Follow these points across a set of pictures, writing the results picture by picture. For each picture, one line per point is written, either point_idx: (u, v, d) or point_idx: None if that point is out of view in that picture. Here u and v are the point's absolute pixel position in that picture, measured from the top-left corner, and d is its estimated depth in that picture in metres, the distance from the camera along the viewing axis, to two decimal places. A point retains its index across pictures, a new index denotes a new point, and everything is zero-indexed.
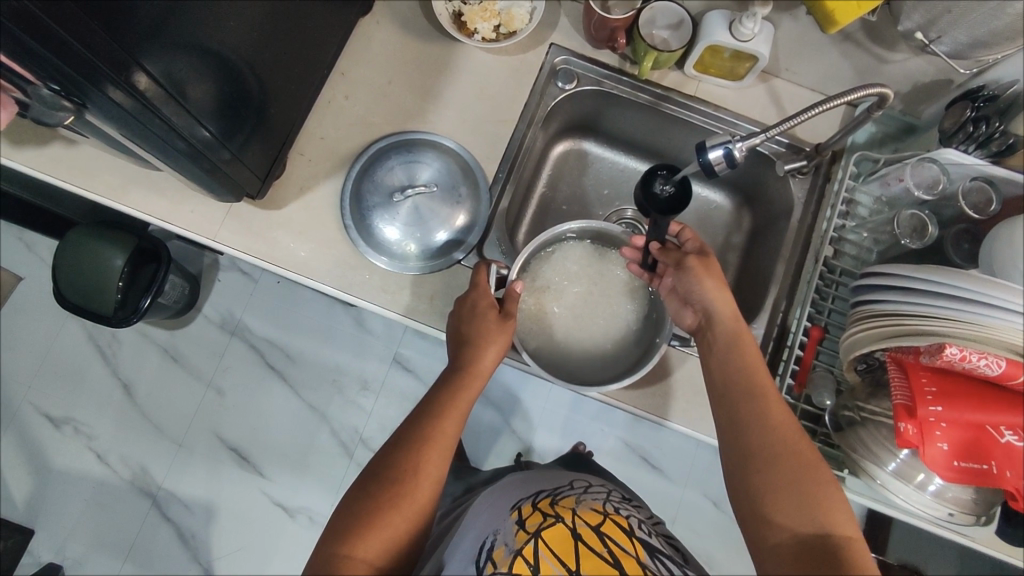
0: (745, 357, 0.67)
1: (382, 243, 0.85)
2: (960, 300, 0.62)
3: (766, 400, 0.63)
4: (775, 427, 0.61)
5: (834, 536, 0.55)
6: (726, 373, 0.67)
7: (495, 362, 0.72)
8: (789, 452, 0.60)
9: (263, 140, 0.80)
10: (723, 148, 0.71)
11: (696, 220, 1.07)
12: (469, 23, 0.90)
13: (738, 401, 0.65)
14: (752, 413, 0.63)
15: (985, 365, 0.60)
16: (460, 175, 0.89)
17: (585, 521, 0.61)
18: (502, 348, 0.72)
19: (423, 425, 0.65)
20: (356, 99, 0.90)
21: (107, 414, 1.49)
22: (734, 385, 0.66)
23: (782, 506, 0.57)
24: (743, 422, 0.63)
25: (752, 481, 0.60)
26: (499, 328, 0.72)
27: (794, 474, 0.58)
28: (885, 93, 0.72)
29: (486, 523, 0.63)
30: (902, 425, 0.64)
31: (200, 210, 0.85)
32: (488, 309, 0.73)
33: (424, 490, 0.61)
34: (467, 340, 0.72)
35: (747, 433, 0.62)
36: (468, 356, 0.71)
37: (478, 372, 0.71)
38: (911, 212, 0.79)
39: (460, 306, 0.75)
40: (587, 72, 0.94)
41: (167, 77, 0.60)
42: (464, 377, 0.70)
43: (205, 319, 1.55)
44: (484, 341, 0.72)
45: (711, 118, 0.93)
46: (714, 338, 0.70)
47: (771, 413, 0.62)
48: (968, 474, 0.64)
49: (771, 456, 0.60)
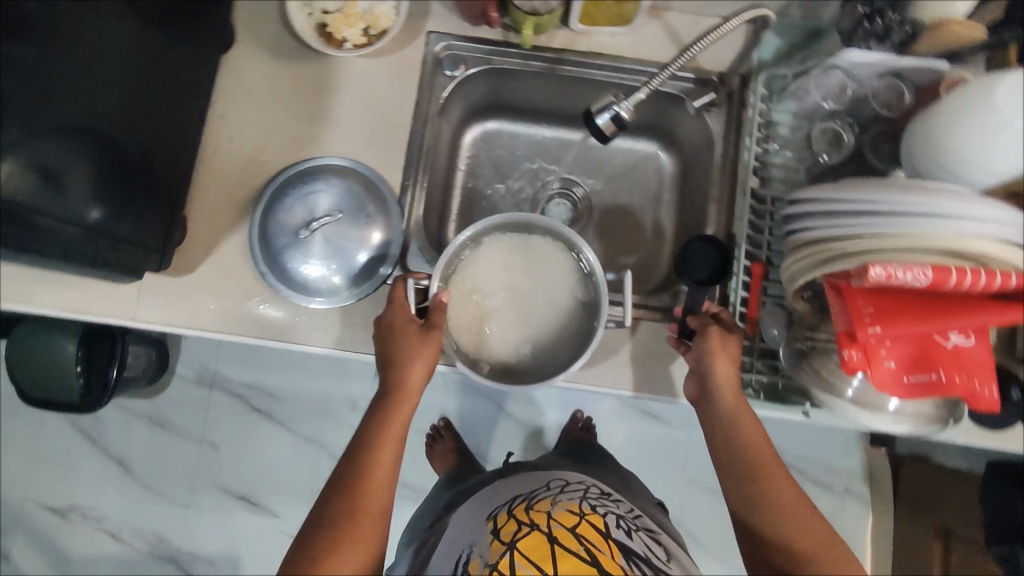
0: (746, 434, 0.68)
1: (304, 283, 0.82)
2: (892, 215, 0.61)
3: (777, 478, 0.65)
4: (790, 509, 0.64)
5: None
6: (732, 451, 0.68)
7: (425, 375, 0.70)
8: (802, 530, 0.63)
9: (162, 212, 0.79)
10: (609, 112, 0.70)
11: (625, 174, 1.02)
12: (336, 32, 0.85)
13: (745, 479, 0.66)
14: (766, 496, 0.65)
15: (912, 278, 0.57)
16: (364, 194, 0.84)
17: (561, 523, 0.61)
18: (429, 362, 0.70)
19: (359, 457, 0.65)
20: (240, 140, 0.86)
21: (110, 493, 1.52)
22: (743, 463, 0.67)
23: None
24: (756, 503, 0.65)
25: (776, 559, 0.63)
26: (422, 342, 0.70)
27: (807, 557, 0.61)
28: (768, 15, 0.72)
29: (463, 537, 0.65)
30: (847, 353, 0.62)
31: (111, 292, 0.82)
32: (407, 325, 0.71)
33: (367, 530, 0.61)
34: (390, 360, 0.70)
35: (766, 510, 0.64)
36: (393, 377, 0.69)
37: (410, 390, 0.69)
38: (825, 126, 0.80)
39: (380, 327, 0.73)
40: (473, 53, 0.89)
41: (37, 167, 0.63)
42: (393, 399, 0.68)
43: (180, 378, 1.56)
44: (408, 359, 0.69)
45: (611, 70, 0.89)
46: (716, 412, 0.70)
47: (782, 495, 0.65)
48: (920, 388, 0.62)
49: (791, 539, 0.62)
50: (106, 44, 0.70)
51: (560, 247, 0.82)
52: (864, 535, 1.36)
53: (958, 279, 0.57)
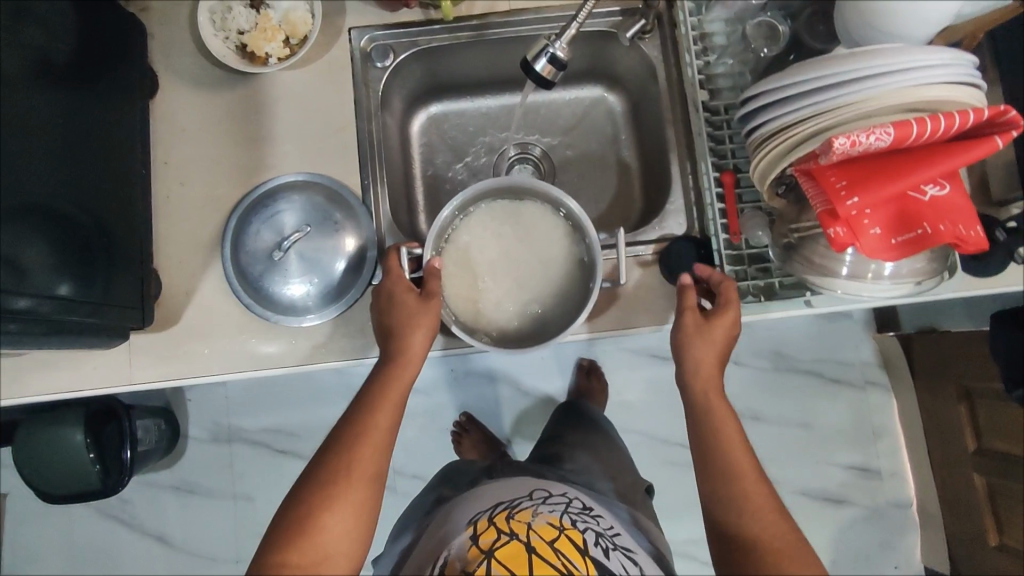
0: (714, 404, 0.67)
1: (291, 305, 0.82)
2: (844, 86, 0.62)
3: (741, 452, 0.64)
4: (751, 480, 0.62)
5: None
6: (700, 419, 0.67)
7: (426, 343, 0.69)
8: (758, 500, 0.61)
9: (129, 263, 0.78)
10: (545, 56, 0.68)
11: (579, 123, 1.02)
12: (256, 50, 0.83)
13: (710, 445, 0.65)
14: (730, 464, 0.63)
15: (876, 141, 0.58)
16: (328, 203, 0.83)
17: (540, 535, 0.67)
18: (430, 329, 0.69)
19: (359, 417, 0.64)
20: (191, 180, 0.85)
21: (156, 569, 1.51)
22: (709, 432, 0.66)
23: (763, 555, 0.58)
24: (716, 469, 0.64)
25: (728, 534, 0.61)
26: (422, 309, 0.69)
27: (758, 527, 0.60)
28: None
29: (448, 538, 0.71)
30: (832, 231, 0.62)
31: (101, 363, 0.81)
32: (406, 294, 0.70)
33: (357, 489, 0.60)
34: (390, 330, 0.69)
35: (724, 476, 0.63)
36: (394, 344, 0.69)
37: (411, 357, 0.68)
38: (757, 23, 0.79)
39: (378, 295, 0.72)
40: (399, 38, 0.88)
41: None
42: (394, 364, 0.68)
43: (195, 441, 1.54)
44: (410, 326, 0.69)
45: (538, 22, 0.88)
46: (686, 383, 0.70)
47: (746, 470, 0.63)
48: (910, 246, 0.62)
49: (748, 507, 0.61)
50: (36, 121, 0.67)
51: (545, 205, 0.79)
52: (892, 417, 1.39)
53: (921, 130, 0.57)
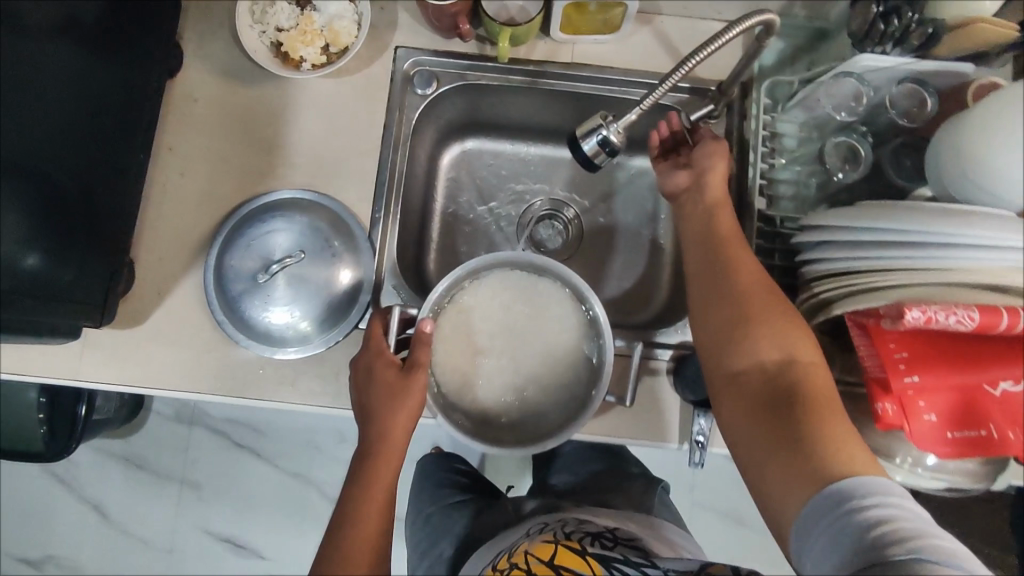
0: (717, 208, 0.68)
1: (265, 333, 0.74)
2: (923, 248, 0.53)
3: (737, 250, 0.64)
4: (747, 272, 0.62)
5: (799, 369, 0.55)
6: (701, 228, 0.68)
7: (409, 430, 0.63)
8: (753, 281, 0.61)
9: (106, 256, 0.71)
10: (594, 137, 0.64)
11: (619, 191, 0.94)
12: (291, 52, 0.76)
13: (712, 252, 0.65)
14: (727, 263, 0.63)
15: (956, 322, 0.49)
16: (330, 230, 0.76)
17: (538, 558, 0.62)
18: (412, 415, 0.62)
19: (345, 524, 0.58)
20: (192, 173, 0.78)
21: (87, 541, 1.45)
22: (710, 241, 0.66)
23: (758, 344, 0.58)
24: (715, 271, 0.64)
25: (734, 359, 0.59)
26: (404, 391, 0.62)
27: (753, 312, 0.59)
28: (772, 20, 0.61)
29: None
30: (881, 406, 0.54)
31: (52, 350, 0.74)
32: (385, 370, 0.63)
33: None
34: (368, 415, 0.63)
35: (721, 270, 0.63)
36: (372, 435, 0.62)
37: (393, 445, 0.62)
38: (838, 140, 0.71)
39: (357, 372, 0.65)
40: (446, 68, 0.81)
41: None
42: (373, 463, 0.61)
43: (157, 416, 1.47)
44: (389, 414, 0.62)
45: (598, 83, 0.81)
46: (696, 202, 0.70)
47: (742, 264, 0.63)
48: (968, 445, 0.54)
49: (741, 296, 0.61)
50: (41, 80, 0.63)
51: (563, 289, 0.70)
52: None
53: (1011, 323, 0.49)
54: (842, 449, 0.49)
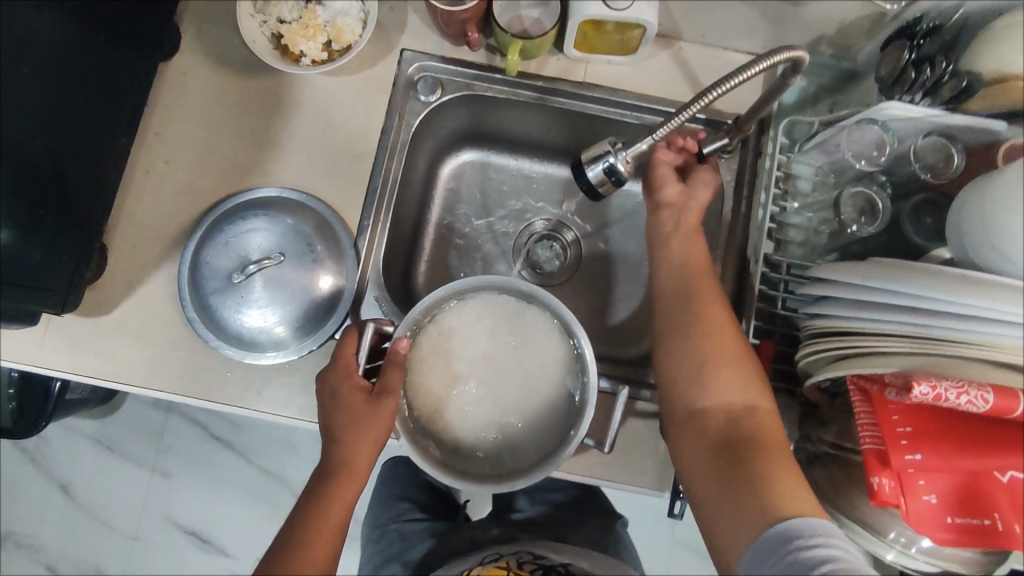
0: (692, 235, 0.68)
1: (235, 335, 0.70)
2: (932, 314, 0.49)
3: (706, 283, 0.65)
4: (715, 307, 0.62)
5: (756, 413, 0.57)
6: (675, 254, 0.68)
7: (375, 454, 0.59)
8: (720, 318, 0.62)
9: (72, 241, 0.67)
10: (602, 163, 0.61)
11: (621, 217, 0.90)
12: (291, 46, 0.73)
13: (683, 281, 0.65)
14: (697, 295, 0.64)
15: (967, 403, 0.45)
16: (314, 233, 0.72)
17: None
18: (382, 439, 0.59)
19: (295, 542, 0.55)
20: (177, 162, 0.74)
21: (50, 521, 1.41)
22: (682, 267, 0.66)
23: (719, 382, 0.58)
24: (685, 301, 0.64)
25: (695, 393, 0.59)
26: (371, 414, 0.58)
27: (717, 349, 0.60)
28: (800, 58, 0.57)
29: None
30: (875, 480, 0.50)
31: (13, 332, 0.71)
32: (353, 394, 0.59)
33: None
34: (334, 434, 0.59)
35: (689, 302, 0.63)
36: (336, 455, 0.58)
37: (355, 471, 0.59)
38: (855, 189, 0.66)
39: (323, 387, 0.61)
40: (452, 76, 0.78)
41: None
42: (335, 483, 0.58)
43: (134, 399, 1.44)
44: (355, 436, 0.58)
45: (609, 105, 0.78)
46: (675, 223, 0.69)
47: (711, 298, 0.63)
48: (970, 534, 0.49)
49: (708, 330, 0.61)
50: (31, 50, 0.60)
51: (551, 319, 0.67)
52: None
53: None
54: (796, 493, 0.50)
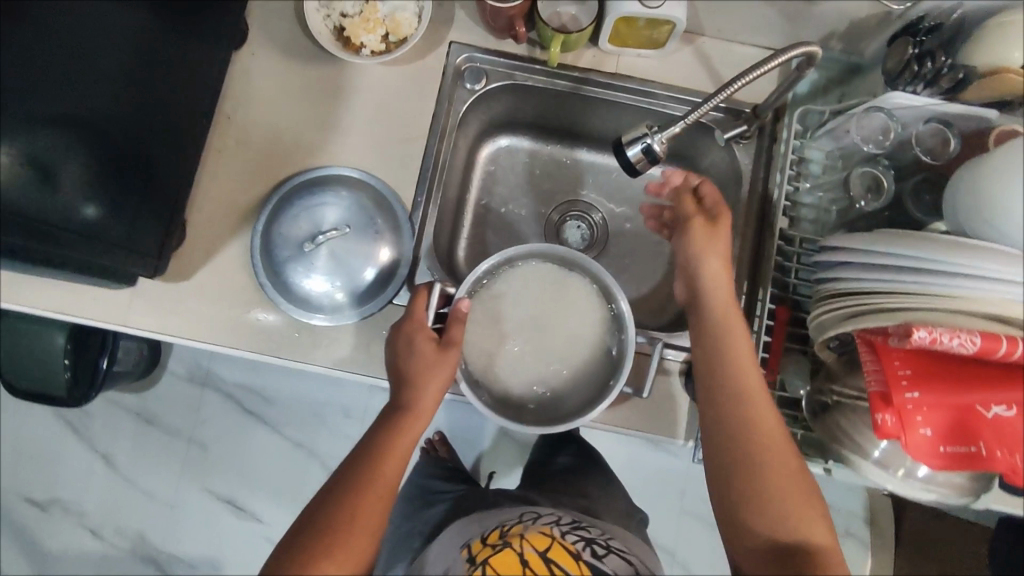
0: (730, 328, 0.66)
1: (304, 298, 0.78)
2: (928, 273, 0.58)
3: (752, 390, 0.63)
4: (762, 418, 0.62)
5: (805, 542, 0.58)
6: (713, 354, 0.66)
7: (439, 397, 0.67)
8: (766, 434, 0.62)
9: (155, 211, 0.74)
10: (639, 144, 0.68)
11: (645, 199, 0.98)
12: (353, 38, 0.81)
13: (731, 393, 0.63)
14: (742, 408, 0.63)
15: (958, 344, 0.53)
16: (374, 208, 0.80)
17: (533, 546, 0.65)
18: (444, 383, 0.66)
19: (364, 467, 0.62)
20: (248, 144, 0.82)
21: (93, 489, 1.49)
22: (726, 370, 0.64)
23: (768, 510, 0.59)
24: (731, 416, 0.63)
25: (744, 515, 0.60)
26: (438, 363, 0.66)
27: (766, 470, 0.60)
28: (812, 51, 0.65)
29: (446, 556, 0.75)
30: (880, 416, 0.57)
31: (103, 296, 0.78)
32: (424, 342, 0.67)
33: (362, 533, 0.59)
34: (404, 379, 0.66)
35: (734, 410, 0.63)
36: (406, 395, 0.66)
37: (421, 412, 0.66)
38: (863, 171, 0.74)
39: (396, 336, 0.69)
40: (496, 66, 0.85)
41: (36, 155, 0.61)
42: (402, 419, 0.65)
43: (172, 374, 1.52)
44: (422, 379, 0.66)
45: (638, 94, 0.85)
46: (706, 321, 0.68)
47: (758, 407, 0.62)
48: (958, 459, 0.58)
49: (754, 447, 0.61)
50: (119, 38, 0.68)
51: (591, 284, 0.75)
52: None
53: (1008, 349, 0.53)
54: None
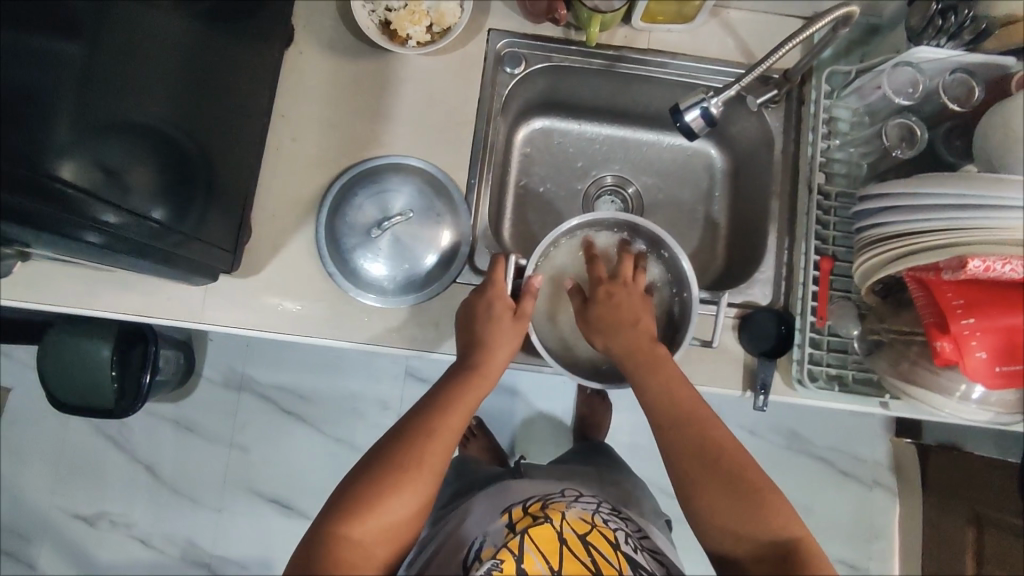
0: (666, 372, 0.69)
1: (370, 282, 0.82)
2: (969, 210, 0.61)
3: (711, 416, 0.66)
4: (725, 439, 0.64)
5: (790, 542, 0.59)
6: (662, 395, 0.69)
7: (507, 360, 0.72)
8: (730, 453, 0.64)
9: (222, 209, 0.77)
10: (698, 108, 0.73)
11: (675, 169, 1.03)
12: (399, 30, 0.84)
13: (689, 424, 0.66)
14: (702, 433, 0.65)
15: (1008, 270, 0.61)
16: (433, 195, 0.85)
17: (573, 528, 0.64)
18: (513, 347, 0.72)
19: (427, 419, 0.65)
20: (303, 139, 0.85)
21: (139, 500, 1.50)
22: (679, 408, 0.67)
23: (745, 519, 0.60)
24: (689, 443, 0.65)
25: (721, 528, 0.62)
26: (513, 330, 0.72)
27: (737, 486, 0.62)
28: (851, 11, 0.70)
29: (476, 525, 0.69)
30: (939, 344, 0.63)
31: (177, 294, 0.81)
32: (503, 309, 0.72)
33: (425, 480, 0.61)
34: (480, 343, 0.71)
35: (701, 438, 0.65)
36: (477, 358, 0.70)
37: (488, 374, 0.70)
38: (898, 121, 0.79)
39: (474, 303, 0.74)
40: (533, 50, 0.89)
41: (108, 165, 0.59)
42: (471, 377, 0.69)
43: (208, 381, 1.54)
44: (496, 343, 0.71)
45: (670, 68, 0.90)
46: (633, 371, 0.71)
47: (719, 432, 0.65)
48: (1012, 377, 0.63)
49: (724, 467, 0.63)
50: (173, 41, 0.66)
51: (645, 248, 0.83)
52: (893, 524, 1.38)
53: None
54: None
